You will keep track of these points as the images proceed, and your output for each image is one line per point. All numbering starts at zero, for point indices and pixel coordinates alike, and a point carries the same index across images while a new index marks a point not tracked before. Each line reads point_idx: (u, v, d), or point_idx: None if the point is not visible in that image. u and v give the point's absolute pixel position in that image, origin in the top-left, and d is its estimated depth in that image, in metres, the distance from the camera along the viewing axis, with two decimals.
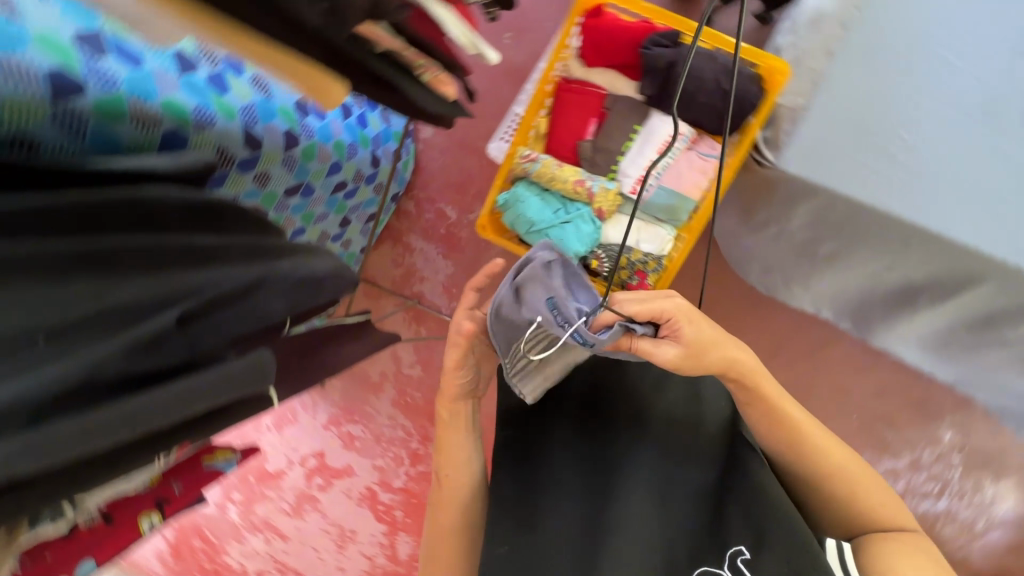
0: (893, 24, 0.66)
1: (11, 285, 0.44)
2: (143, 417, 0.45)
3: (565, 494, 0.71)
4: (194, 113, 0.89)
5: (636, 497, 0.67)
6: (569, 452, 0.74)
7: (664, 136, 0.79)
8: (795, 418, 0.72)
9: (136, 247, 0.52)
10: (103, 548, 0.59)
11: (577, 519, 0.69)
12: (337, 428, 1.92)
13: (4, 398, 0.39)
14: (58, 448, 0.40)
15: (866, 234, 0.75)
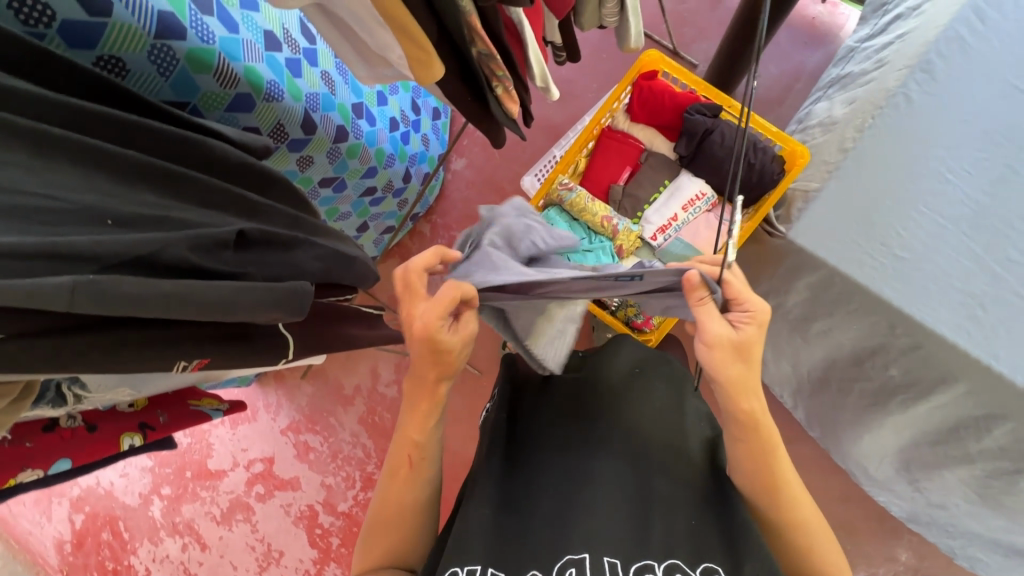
0: (903, 136, 0.76)
1: (90, 186, 0.52)
2: (194, 299, 0.45)
3: (544, 480, 0.66)
4: (268, 85, 0.95)
5: (619, 486, 0.62)
6: (551, 444, 0.71)
7: (690, 194, 0.87)
8: (789, 488, 0.61)
9: (204, 184, 0.60)
10: (82, 452, 0.58)
11: (547, 500, 0.64)
12: (295, 435, 1.84)
13: (80, 247, 0.42)
14: (115, 299, 0.40)
15: (857, 314, 0.82)
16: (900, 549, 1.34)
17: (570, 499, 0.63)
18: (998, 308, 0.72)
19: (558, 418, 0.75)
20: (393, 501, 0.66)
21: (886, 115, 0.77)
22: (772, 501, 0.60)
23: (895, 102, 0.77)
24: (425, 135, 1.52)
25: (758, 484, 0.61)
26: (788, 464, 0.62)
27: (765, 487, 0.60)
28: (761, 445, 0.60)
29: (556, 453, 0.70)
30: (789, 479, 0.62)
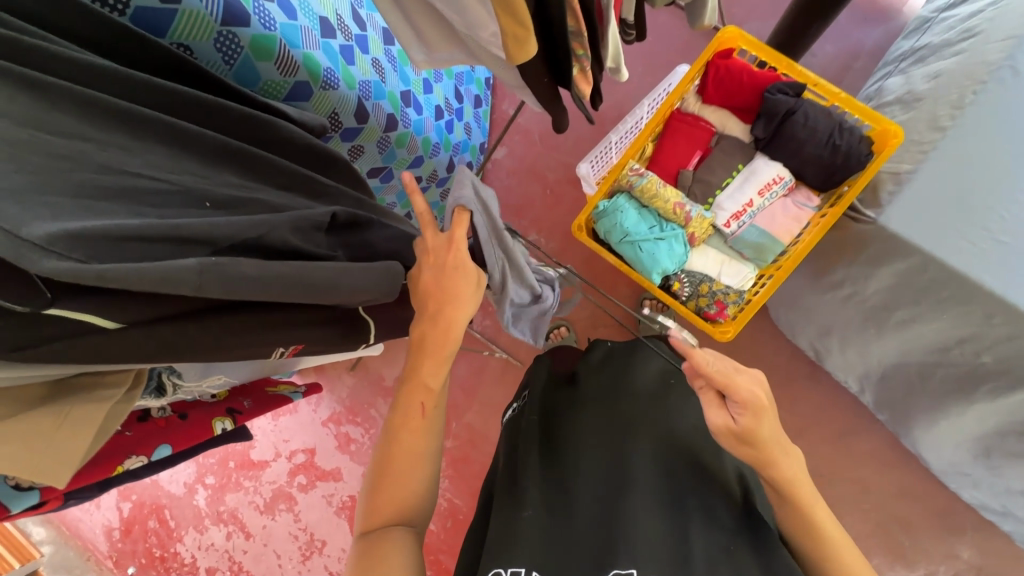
0: (1010, 110, 0.70)
1: (179, 167, 0.49)
2: (296, 278, 0.45)
3: (583, 477, 0.65)
4: (325, 73, 0.93)
5: (657, 493, 0.61)
6: (591, 442, 0.70)
7: (767, 178, 0.83)
8: (821, 520, 0.56)
9: (279, 165, 0.58)
10: (178, 437, 0.61)
11: (589, 500, 0.62)
12: (336, 427, 1.85)
13: (190, 230, 0.41)
14: (233, 281, 0.40)
15: (949, 302, 0.77)
16: (962, 546, 1.29)
17: (610, 495, 0.62)
18: None
19: (598, 414, 0.74)
20: (404, 451, 0.61)
21: (990, 90, 0.72)
22: (807, 531, 0.56)
23: (999, 76, 0.72)
24: (467, 124, 1.50)
25: (790, 511, 0.57)
26: (818, 495, 0.57)
27: (794, 514, 0.57)
28: (780, 480, 0.56)
29: (597, 448, 0.69)
30: (824, 507, 0.57)
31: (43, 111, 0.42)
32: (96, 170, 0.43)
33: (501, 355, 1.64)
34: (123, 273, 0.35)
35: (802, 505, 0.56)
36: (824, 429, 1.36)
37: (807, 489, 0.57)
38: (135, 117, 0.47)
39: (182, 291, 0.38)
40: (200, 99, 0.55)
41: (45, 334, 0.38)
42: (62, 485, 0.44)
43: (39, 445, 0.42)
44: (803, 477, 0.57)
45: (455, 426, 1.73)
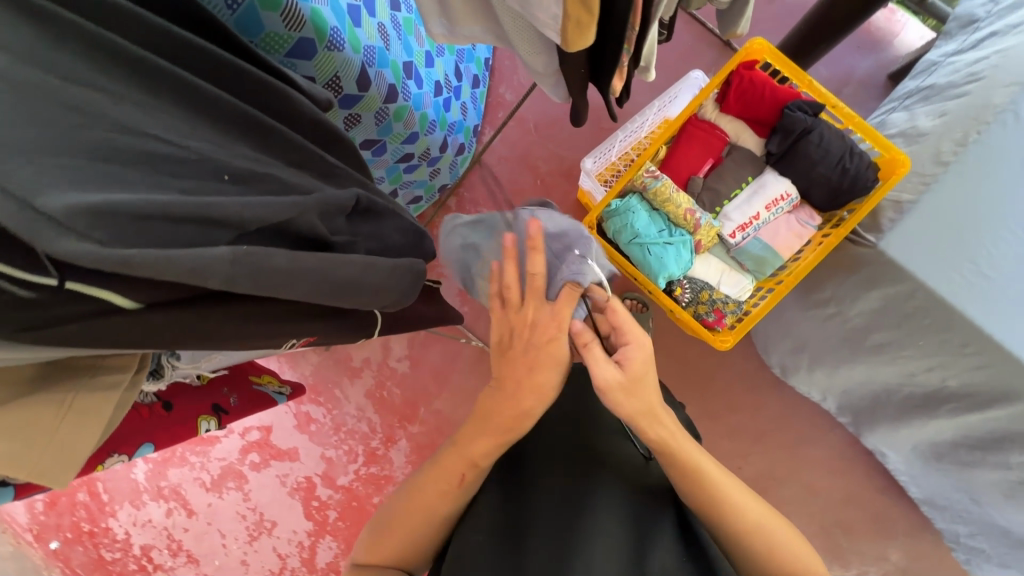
0: (1002, 154, 0.75)
1: (192, 132, 0.43)
2: (334, 276, 0.42)
3: (543, 495, 0.60)
4: (331, 32, 0.86)
5: (620, 518, 0.57)
6: (553, 458, 0.65)
7: (775, 193, 0.84)
8: (755, 539, 0.56)
9: (292, 141, 0.52)
10: (159, 436, 0.60)
11: (546, 522, 0.57)
12: (296, 405, 1.78)
13: (213, 211, 0.36)
14: (267, 276, 0.36)
15: (928, 330, 0.81)
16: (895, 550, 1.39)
17: (573, 510, 0.58)
18: None
19: (563, 431, 0.68)
20: (419, 507, 0.60)
21: (994, 129, 0.76)
22: (749, 552, 0.56)
23: (1005, 118, 0.76)
24: (464, 103, 1.45)
25: (731, 530, 0.56)
26: (756, 509, 0.57)
27: (736, 534, 0.56)
28: (711, 490, 0.57)
29: (561, 464, 0.63)
30: (764, 526, 0.57)
31: (54, 51, 0.37)
32: (109, 129, 0.37)
33: (476, 343, 1.62)
34: (150, 265, 0.31)
35: (742, 522, 0.56)
36: (783, 436, 1.43)
37: (743, 502, 0.57)
38: (143, 68, 0.41)
39: (210, 284, 0.34)
40: (206, 55, 0.48)
41: (58, 316, 0.34)
42: (65, 487, 0.44)
43: (43, 447, 0.41)
44: (739, 494, 0.58)
45: (423, 411, 1.69)
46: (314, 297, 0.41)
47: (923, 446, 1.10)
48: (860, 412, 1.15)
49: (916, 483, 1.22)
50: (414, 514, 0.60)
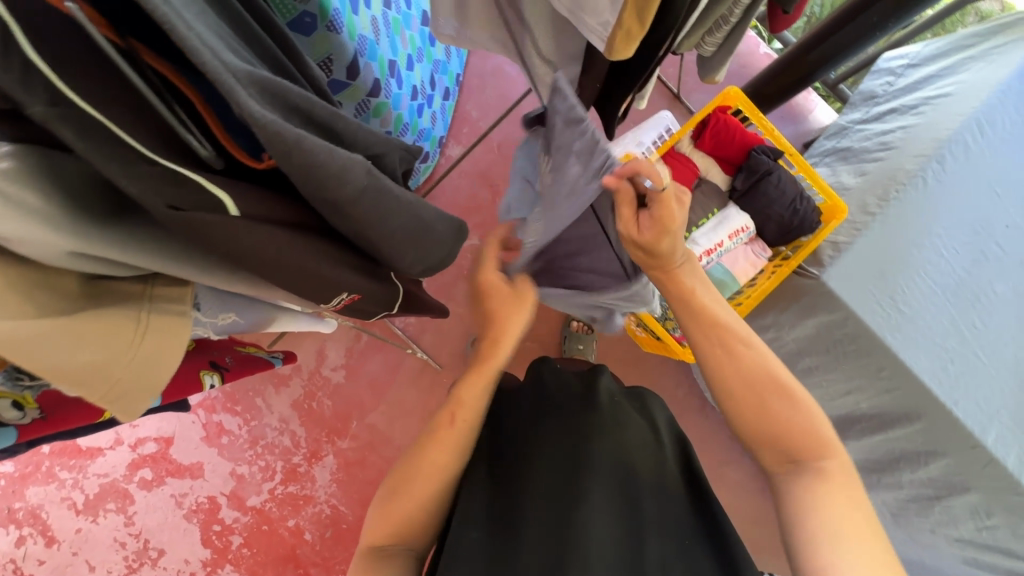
0: (913, 209, 0.91)
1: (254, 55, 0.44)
2: (412, 206, 0.47)
3: (530, 491, 0.60)
4: (333, 13, 0.83)
5: (608, 500, 0.58)
6: (539, 450, 0.65)
7: (737, 224, 0.94)
8: (780, 427, 0.53)
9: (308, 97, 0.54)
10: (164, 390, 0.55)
11: (540, 519, 0.57)
12: (206, 415, 1.60)
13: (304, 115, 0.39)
14: (383, 188, 0.42)
15: (851, 356, 0.94)
16: None
17: (563, 502, 0.58)
18: (962, 365, 0.87)
19: (559, 420, 0.68)
20: (428, 466, 0.58)
21: (908, 191, 0.91)
22: (771, 439, 0.53)
23: (916, 182, 0.91)
24: (434, 113, 1.45)
25: (754, 412, 0.54)
26: (796, 405, 0.53)
27: (756, 419, 0.54)
28: (720, 335, 0.58)
29: (558, 454, 0.63)
30: (803, 428, 0.52)
31: None
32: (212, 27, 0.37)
33: (421, 356, 1.56)
34: (304, 148, 0.33)
35: (765, 407, 0.54)
36: None
37: (784, 395, 0.54)
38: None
39: (339, 191, 0.37)
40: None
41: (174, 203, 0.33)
42: (129, 415, 0.39)
43: (122, 364, 0.37)
44: (776, 385, 0.55)
45: (355, 425, 1.59)
46: (398, 232, 0.47)
47: None
48: None
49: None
50: (416, 472, 0.58)
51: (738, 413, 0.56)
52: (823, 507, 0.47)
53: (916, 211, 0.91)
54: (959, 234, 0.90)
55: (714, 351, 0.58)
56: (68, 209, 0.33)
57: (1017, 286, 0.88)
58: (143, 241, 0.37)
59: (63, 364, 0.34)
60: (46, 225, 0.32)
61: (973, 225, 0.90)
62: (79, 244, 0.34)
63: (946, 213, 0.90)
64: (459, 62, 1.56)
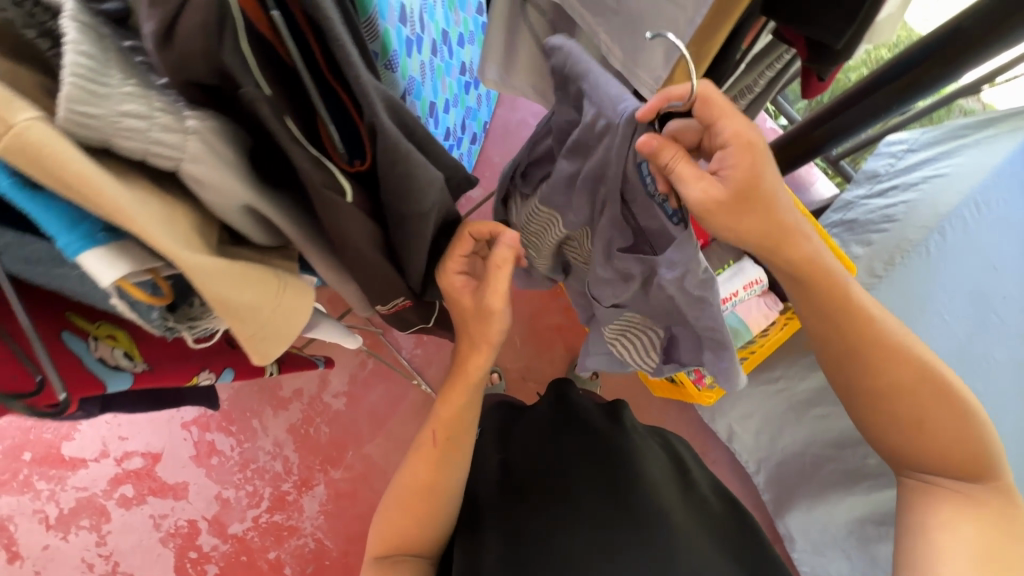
0: (916, 276, 1.00)
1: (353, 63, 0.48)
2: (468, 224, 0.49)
3: (562, 511, 0.60)
4: (392, 53, 0.90)
5: (636, 530, 0.57)
6: (567, 471, 0.66)
7: (752, 277, 0.98)
8: (933, 440, 0.54)
9: None
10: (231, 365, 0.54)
11: (568, 534, 0.57)
12: (198, 432, 1.55)
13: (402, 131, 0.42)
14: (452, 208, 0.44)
15: None
16: None
17: (593, 524, 0.58)
18: None
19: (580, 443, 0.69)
20: (419, 484, 0.59)
21: (913, 259, 1.00)
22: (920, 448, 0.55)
23: (918, 251, 1.01)
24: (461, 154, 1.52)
25: (904, 422, 0.55)
26: (949, 412, 0.54)
27: (904, 433, 0.55)
28: (871, 338, 0.55)
29: (586, 474, 0.65)
30: (956, 438, 0.53)
31: None
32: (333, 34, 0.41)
33: (425, 388, 1.55)
34: (407, 160, 0.36)
35: (916, 417, 0.54)
36: None
37: (941, 401, 0.54)
38: None
39: (419, 204, 0.39)
40: None
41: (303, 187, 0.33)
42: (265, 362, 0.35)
43: (272, 305, 0.33)
44: (934, 393, 0.54)
45: (351, 455, 1.55)
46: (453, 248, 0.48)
47: None
48: None
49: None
50: (407, 488, 0.60)
51: (888, 423, 0.56)
52: (959, 533, 0.50)
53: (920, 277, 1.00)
54: (962, 301, 0.97)
55: (866, 359, 0.55)
56: (246, 167, 0.31)
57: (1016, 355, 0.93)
58: (287, 211, 0.36)
59: (231, 309, 0.31)
60: (232, 175, 0.30)
61: (974, 294, 0.97)
62: (252, 201, 0.32)
63: (946, 282, 0.99)
64: (487, 110, 1.65)
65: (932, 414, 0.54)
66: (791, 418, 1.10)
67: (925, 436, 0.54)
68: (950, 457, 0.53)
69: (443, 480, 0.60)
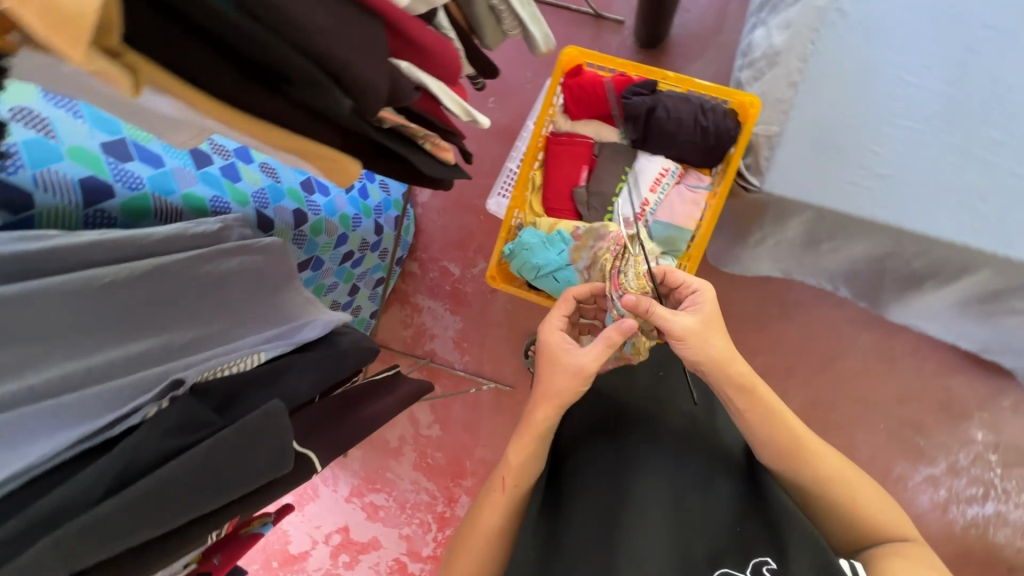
0: (850, 47, 0.72)
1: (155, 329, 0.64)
2: (208, 478, 0.50)
3: (585, 478, 0.67)
4: (212, 203, 0.92)
5: (652, 469, 0.64)
6: (587, 457, 0.70)
7: (653, 173, 0.87)
8: (821, 452, 0.66)
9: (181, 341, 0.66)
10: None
11: (595, 495, 0.64)
12: (360, 499, 1.78)
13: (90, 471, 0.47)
14: (167, 495, 0.47)
15: (857, 232, 0.78)
16: (970, 430, 1.43)
17: (616, 471, 0.65)
18: (1002, 197, 0.69)
19: (649, 438, 0.69)
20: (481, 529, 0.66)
21: (823, 33, 0.73)
22: (845, 485, 0.64)
23: (831, 20, 0.73)
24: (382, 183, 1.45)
25: (812, 472, 0.64)
26: (806, 454, 0.64)
27: (803, 471, 0.64)
28: (827, 483, 0.64)
29: (644, 528, 0.58)
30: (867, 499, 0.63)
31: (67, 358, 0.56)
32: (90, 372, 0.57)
33: (490, 387, 1.65)
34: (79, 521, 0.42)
35: (840, 478, 0.65)
36: (808, 360, 1.49)
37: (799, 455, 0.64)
38: (116, 318, 0.60)
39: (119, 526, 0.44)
40: (85, 324, 0.57)
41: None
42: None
43: None
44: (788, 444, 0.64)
45: (470, 463, 1.72)
46: (206, 492, 0.50)
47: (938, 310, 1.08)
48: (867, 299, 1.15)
49: (970, 336, 1.21)
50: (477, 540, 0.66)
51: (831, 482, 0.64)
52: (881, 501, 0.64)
53: (831, 44, 0.73)
54: (908, 41, 0.71)
55: (782, 460, 0.64)
56: None
57: None
58: None
59: None
60: None
61: (924, 25, 0.71)
62: None
63: (875, 34, 0.72)
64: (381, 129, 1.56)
65: (812, 466, 0.64)
66: (810, 257, 0.98)
67: (824, 503, 0.64)
68: (855, 519, 0.63)
69: (536, 427, 0.68)
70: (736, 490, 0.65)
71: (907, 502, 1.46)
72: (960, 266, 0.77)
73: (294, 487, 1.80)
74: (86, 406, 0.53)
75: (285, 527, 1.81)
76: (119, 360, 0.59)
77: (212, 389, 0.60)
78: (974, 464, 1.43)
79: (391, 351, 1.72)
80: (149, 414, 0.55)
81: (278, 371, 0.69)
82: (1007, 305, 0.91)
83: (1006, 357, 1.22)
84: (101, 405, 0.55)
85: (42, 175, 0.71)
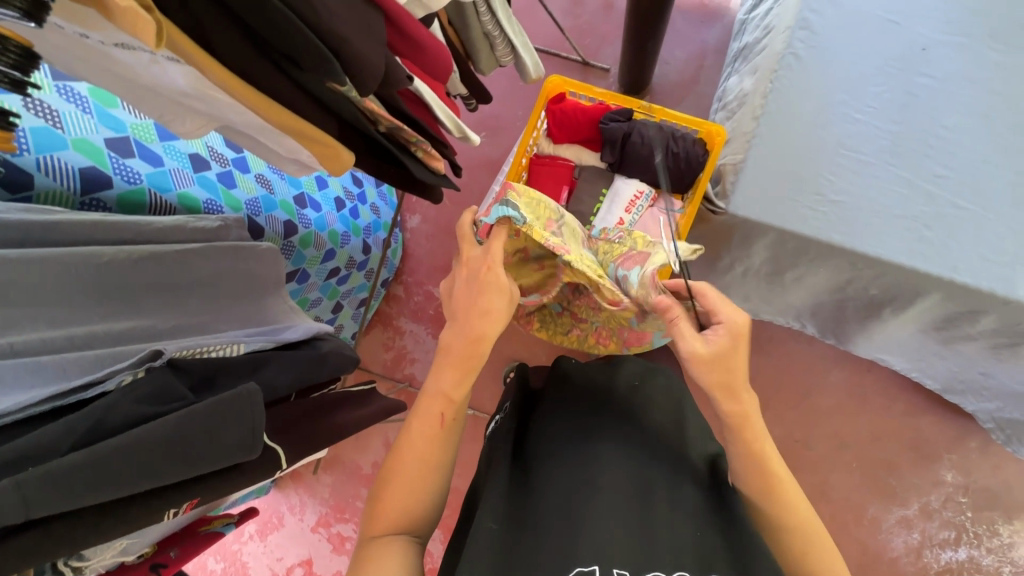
0: (806, 88, 0.80)
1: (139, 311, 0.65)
2: (179, 446, 0.49)
3: (552, 473, 0.66)
4: (206, 205, 0.94)
5: (615, 471, 0.65)
6: (555, 454, 0.69)
7: (628, 196, 0.93)
8: (802, 506, 0.62)
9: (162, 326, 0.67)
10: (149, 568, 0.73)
11: (559, 489, 0.63)
12: (326, 530, 1.71)
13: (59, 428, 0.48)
14: (136, 455, 0.47)
15: (818, 256, 0.83)
16: (940, 471, 1.45)
17: (582, 469, 0.65)
18: (943, 224, 0.75)
19: (618, 442, 0.69)
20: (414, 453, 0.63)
21: (784, 73, 0.81)
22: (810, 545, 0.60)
23: (789, 61, 0.81)
24: (373, 205, 1.50)
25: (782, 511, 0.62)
26: (785, 492, 0.63)
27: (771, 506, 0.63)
28: (800, 530, 0.61)
29: (605, 523, 0.57)
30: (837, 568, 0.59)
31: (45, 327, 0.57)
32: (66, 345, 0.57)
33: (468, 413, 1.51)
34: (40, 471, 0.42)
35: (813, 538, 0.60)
36: (781, 396, 1.52)
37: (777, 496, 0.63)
38: (101, 298, 0.61)
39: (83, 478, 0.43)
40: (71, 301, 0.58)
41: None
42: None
43: None
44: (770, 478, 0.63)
45: None
46: (176, 461, 0.49)
47: (898, 343, 1.13)
48: (834, 331, 1.20)
49: (932, 374, 1.25)
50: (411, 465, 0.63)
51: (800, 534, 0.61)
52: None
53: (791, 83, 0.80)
54: (859, 83, 0.79)
55: (759, 490, 0.63)
56: None
57: (964, 107, 0.77)
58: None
59: None
60: None
61: (871, 73, 0.79)
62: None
63: (828, 75, 0.80)
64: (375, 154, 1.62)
65: (781, 510, 0.62)
66: (777, 284, 1.03)
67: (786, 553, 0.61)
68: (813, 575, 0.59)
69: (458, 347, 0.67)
70: (700, 500, 0.65)
71: (882, 545, 1.45)
72: (913, 290, 0.82)
73: (258, 514, 1.73)
74: (64, 370, 0.54)
75: (244, 558, 1.72)
76: (98, 333, 0.60)
77: (191, 365, 0.60)
78: (946, 505, 1.44)
79: (370, 374, 1.71)
80: (123, 382, 0.55)
81: (258, 363, 0.68)
82: (960, 335, 0.96)
83: (967, 396, 1.25)
84: (76, 372, 0.55)
85: (44, 160, 0.74)
